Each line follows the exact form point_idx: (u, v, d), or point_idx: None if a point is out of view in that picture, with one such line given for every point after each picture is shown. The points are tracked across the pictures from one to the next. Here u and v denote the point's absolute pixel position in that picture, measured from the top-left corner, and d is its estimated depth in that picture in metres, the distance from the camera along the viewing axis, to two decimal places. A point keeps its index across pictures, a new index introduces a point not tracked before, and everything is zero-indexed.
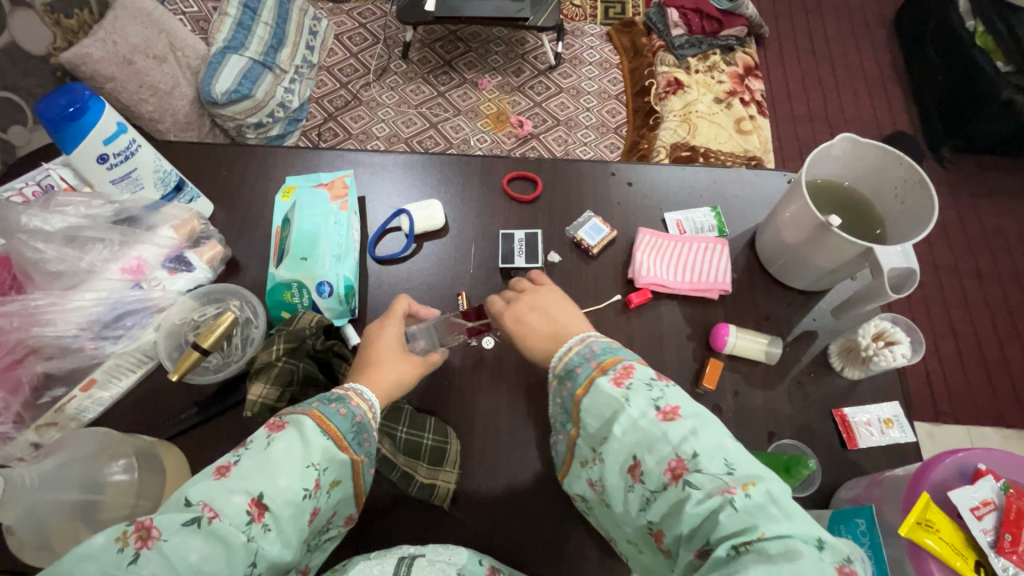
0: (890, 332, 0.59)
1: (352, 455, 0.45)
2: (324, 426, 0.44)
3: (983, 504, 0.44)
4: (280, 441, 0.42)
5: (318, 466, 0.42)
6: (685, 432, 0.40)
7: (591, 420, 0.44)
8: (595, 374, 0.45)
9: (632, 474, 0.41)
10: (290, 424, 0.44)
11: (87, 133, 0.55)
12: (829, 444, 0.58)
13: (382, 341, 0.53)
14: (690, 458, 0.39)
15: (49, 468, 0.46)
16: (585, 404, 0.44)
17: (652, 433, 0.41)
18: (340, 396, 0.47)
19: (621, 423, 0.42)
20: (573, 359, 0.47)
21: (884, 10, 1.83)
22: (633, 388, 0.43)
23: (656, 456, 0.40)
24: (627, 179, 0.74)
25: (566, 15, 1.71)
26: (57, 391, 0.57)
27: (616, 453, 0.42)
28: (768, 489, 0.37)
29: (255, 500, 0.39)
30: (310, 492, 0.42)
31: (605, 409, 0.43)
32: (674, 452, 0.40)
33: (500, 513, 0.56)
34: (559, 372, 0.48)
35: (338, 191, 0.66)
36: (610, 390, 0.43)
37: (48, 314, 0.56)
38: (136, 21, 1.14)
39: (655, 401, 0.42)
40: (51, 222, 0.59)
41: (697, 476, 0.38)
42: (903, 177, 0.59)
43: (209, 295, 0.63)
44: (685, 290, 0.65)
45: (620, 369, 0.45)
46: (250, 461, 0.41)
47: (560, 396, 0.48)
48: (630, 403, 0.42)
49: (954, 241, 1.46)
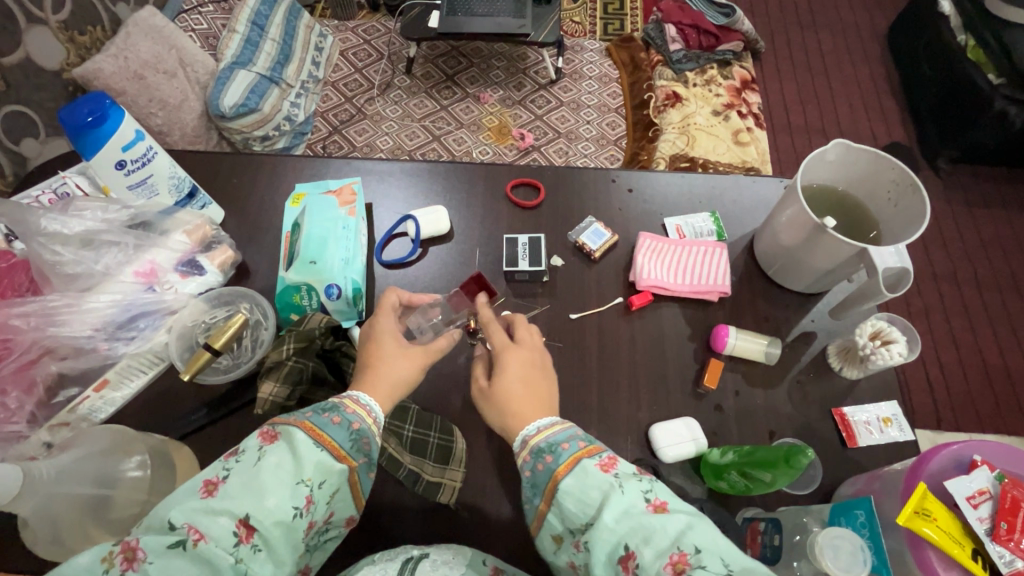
0: (886, 332, 0.60)
1: (349, 464, 0.46)
2: (317, 439, 0.45)
3: (979, 493, 0.45)
4: (272, 456, 0.43)
5: (310, 482, 0.43)
6: (682, 526, 0.40)
7: (572, 504, 0.43)
8: (580, 454, 0.45)
9: (623, 565, 0.40)
10: (282, 436, 0.45)
11: (107, 140, 0.57)
12: (829, 443, 0.59)
13: (379, 339, 0.53)
14: (692, 553, 0.39)
15: (65, 462, 0.47)
16: (567, 484, 0.44)
17: (647, 524, 0.40)
18: (335, 405, 0.48)
19: (613, 511, 0.41)
20: (556, 435, 0.47)
21: (878, 24, 1.87)
22: (620, 477, 0.43)
23: (654, 549, 0.39)
24: (628, 185, 0.76)
25: (566, 31, 1.76)
26: (71, 391, 0.58)
27: (603, 543, 0.41)
28: None
29: (242, 521, 0.40)
30: (302, 511, 0.42)
31: (591, 491, 0.43)
32: (676, 546, 0.39)
33: (503, 512, 0.57)
34: (535, 446, 0.47)
35: (347, 197, 0.68)
36: (599, 474, 0.44)
37: (64, 315, 0.57)
38: (147, 38, 1.19)
39: (645, 493, 0.42)
40: (70, 226, 0.60)
41: (700, 573, 0.38)
42: (895, 180, 0.61)
43: (219, 298, 0.64)
44: (685, 292, 0.67)
45: (605, 457, 0.45)
46: (239, 479, 0.42)
47: (530, 469, 0.46)
48: (622, 490, 0.42)
49: (952, 249, 1.48)
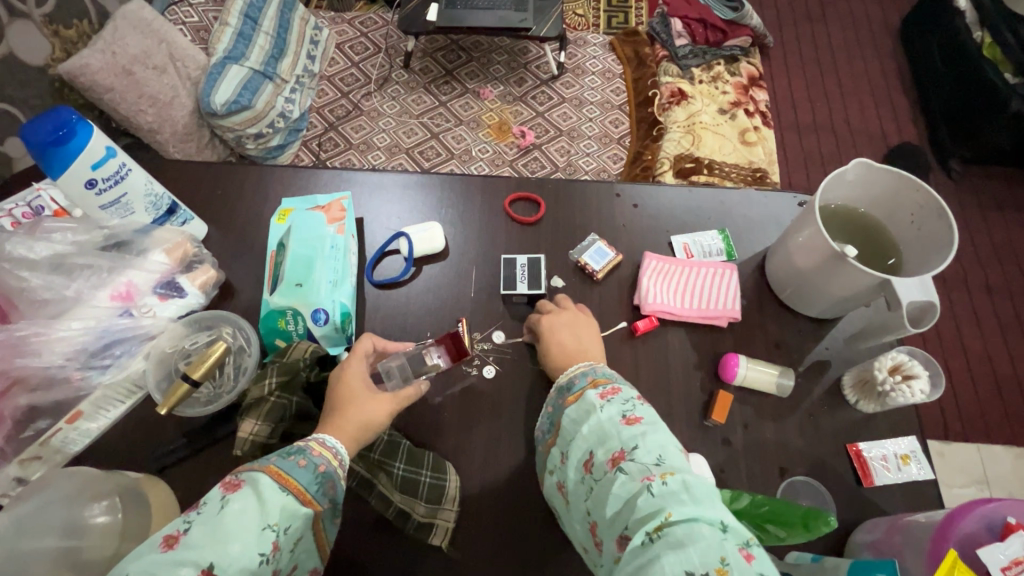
0: (907, 366, 0.57)
1: (315, 508, 0.43)
2: (284, 482, 0.42)
3: (1015, 563, 0.40)
4: (237, 502, 0.39)
5: (276, 527, 0.40)
6: (637, 434, 0.44)
7: (566, 425, 0.49)
8: (587, 387, 0.50)
9: (585, 467, 0.45)
10: (247, 482, 0.41)
11: (76, 157, 0.53)
12: (843, 482, 0.56)
13: (350, 382, 0.50)
14: (630, 450, 0.43)
15: (24, 511, 0.44)
16: (567, 408, 0.49)
17: (609, 431, 0.45)
18: (301, 447, 0.45)
19: (590, 424, 0.46)
20: (576, 373, 0.52)
21: (890, 18, 1.81)
22: (608, 400, 0.48)
23: (605, 449, 0.44)
24: (633, 200, 0.72)
25: (569, 24, 1.70)
26: (41, 424, 0.53)
27: (577, 448, 0.46)
28: (683, 478, 0.40)
29: (205, 572, 0.36)
30: (267, 557, 0.39)
31: (577, 412, 0.48)
32: (619, 445, 0.44)
33: (500, 555, 0.53)
34: (560, 384, 0.53)
35: (335, 213, 0.64)
36: (592, 399, 0.48)
37: (34, 345, 0.53)
38: (136, 31, 1.14)
39: (623, 410, 0.46)
40: (36, 250, 0.56)
41: (630, 463, 0.42)
42: (920, 203, 0.57)
43: (200, 323, 0.61)
44: (692, 317, 0.63)
45: (608, 386, 0.49)
46: (201, 528, 0.38)
47: (552, 405, 0.52)
48: (600, 408, 0.47)
49: (964, 254, 1.44)
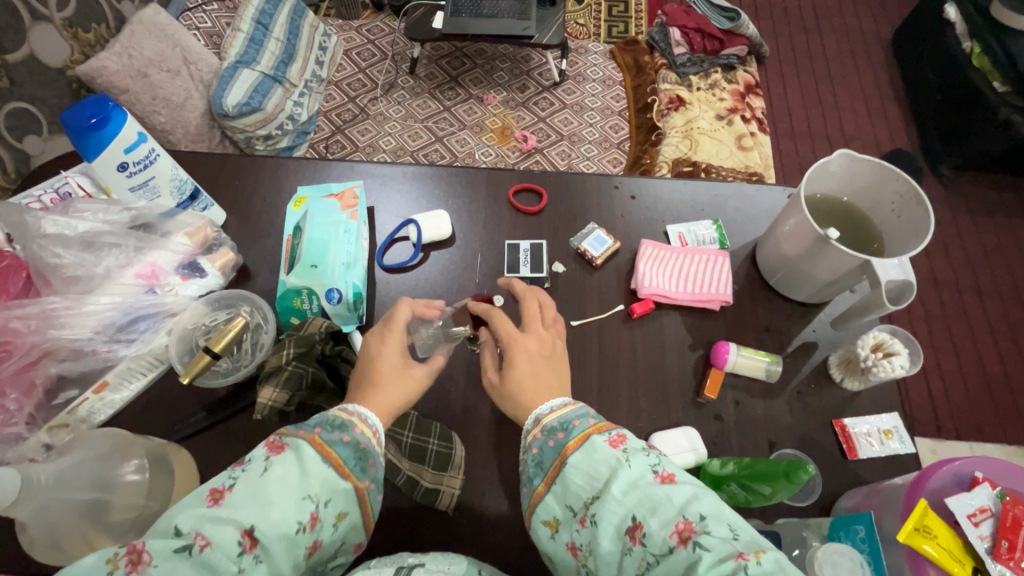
0: (888, 344, 0.60)
1: (354, 484, 0.45)
2: (326, 455, 0.44)
3: (979, 511, 0.45)
4: (280, 467, 0.42)
5: (315, 498, 0.42)
6: (688, 496, 0.40)
7: (579, 479, 0.43)
8: (591, 431, 0.45)
9: (631, 536, 0.39)
10: (290, 448, 0.44)
11: (109, 142, 0.57)
12: (829, 455, 0.59)
13: (385, 361, 0.51)
14: (697, 520, 0.38)
15: (64, 465, 0.47)
16: (574, 459, 0.44)
17: (654, 494, 0.40)
18: (345, 421, 0.47)
19: (621, 484, 0.41)
20: (569, 414, 0.47)
21: (883, 30, 1.86)
22: (630, 452, 0.43)
23: (660, 519, 0.39)
24: (630, 192, 0.76)
25: (570, 33, 1.75)
26: (70, 393, 0.57)
27: (612, 514, 0.40)
28: (776, 557, 0.36)
29: (247, 531, 0.39)
30: (304, 526, 0.41)
31: (597, 467, 0.43)
32: (681, 515, 0.39)
33: (502, 521, 0.56)
34: (546, 424, 0.47)
35: (349, 201, 0.68)
36: (607, 450, 0.43)
37: (64, 317, 0.56)
38: (151, 35, 1.19)
39: (653, 466, 0.42)
40: (72, 227, 0.60)
41: (707, 537, 0.37)
42: (899, 192, 0.60)
43: (220, 301, 0.64)
44: (686, 301, 0.67)
45: (615, 433, 0.44)
46: (246, 489, 0.41)
47: (539, 446, 0.46)
48: (630, 464, 0.42)
49: (954, 255, 1.48)
